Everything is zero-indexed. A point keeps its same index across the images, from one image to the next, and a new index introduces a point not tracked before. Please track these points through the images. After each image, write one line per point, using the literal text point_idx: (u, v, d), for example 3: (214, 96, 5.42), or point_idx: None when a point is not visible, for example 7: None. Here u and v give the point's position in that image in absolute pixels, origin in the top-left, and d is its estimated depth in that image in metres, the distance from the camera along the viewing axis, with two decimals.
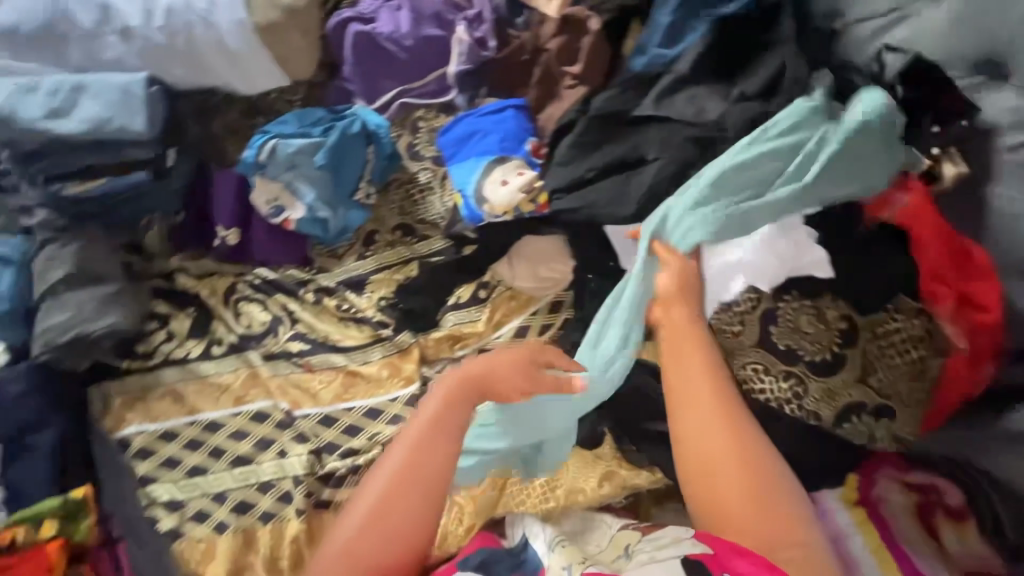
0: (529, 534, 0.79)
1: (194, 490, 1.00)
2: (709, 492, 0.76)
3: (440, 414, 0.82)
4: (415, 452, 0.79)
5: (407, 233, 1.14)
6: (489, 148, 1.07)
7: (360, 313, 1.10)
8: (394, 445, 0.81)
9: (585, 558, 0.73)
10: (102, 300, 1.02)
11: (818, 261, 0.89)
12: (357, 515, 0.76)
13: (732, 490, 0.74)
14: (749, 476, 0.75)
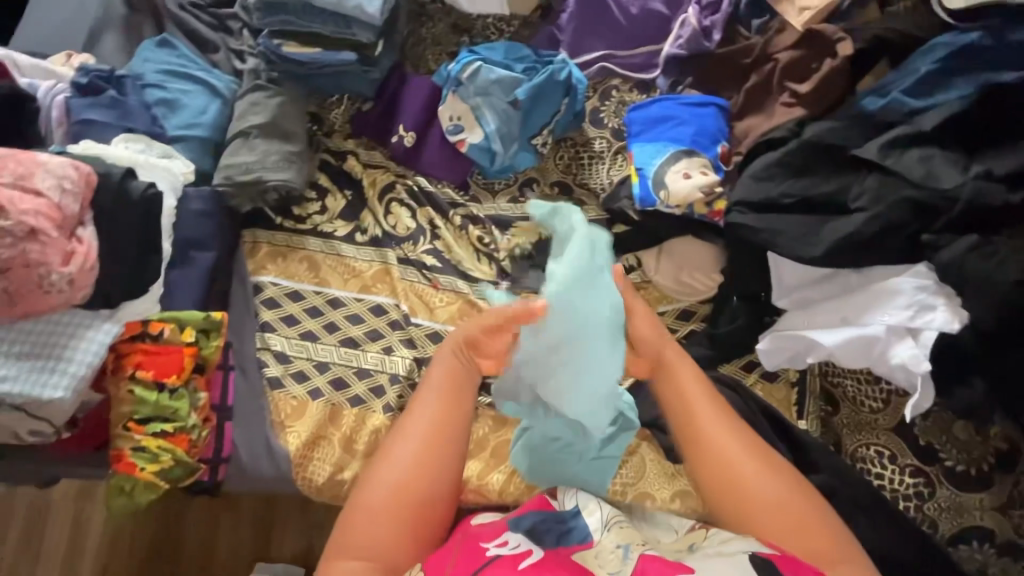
0: (583, 507, 0.69)
1: (302, 352, 1.05)
2: (721, 480, 0.67)
3: (460, 378, 0.74)
4: (440, 421, 0.70)
5: (563, 193, 1.14)
6: (681, 137, 1.04)
7: (497, 252, 1.10)
8: (418, 412, 0.71)
9: (642, 543, 0.65)
10: (283, 156, 1.08)
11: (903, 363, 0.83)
12: (387, 486, 0.67)
13: (746, 477, 0.66)
14: (755, 463, 0.67)
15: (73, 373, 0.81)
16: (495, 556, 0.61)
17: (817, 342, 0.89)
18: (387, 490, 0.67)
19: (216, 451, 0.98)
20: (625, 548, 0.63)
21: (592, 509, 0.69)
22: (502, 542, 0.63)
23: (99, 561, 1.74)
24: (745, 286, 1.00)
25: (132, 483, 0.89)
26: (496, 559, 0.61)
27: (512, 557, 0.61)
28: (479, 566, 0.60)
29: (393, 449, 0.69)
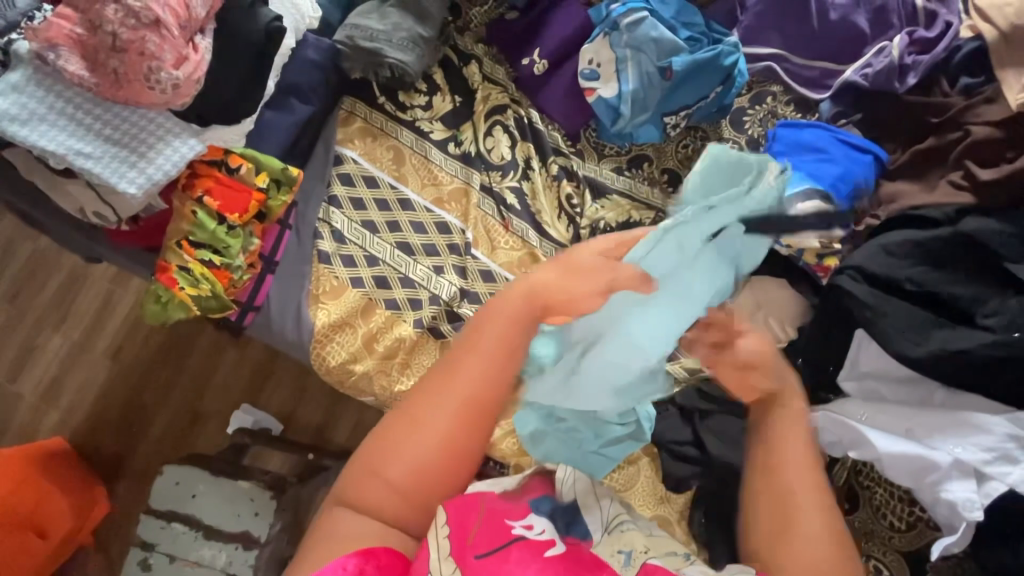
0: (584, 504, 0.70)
1: (358, 238, 1.03)
2: (778, 506, 0.64)
3: (501, 362, 0.64)
4: (469, 404, 0.64)
5: (672, 183, 1.06)
6: (822, 175, 0.93)
7: (581, 219, 1.04)
8: (451, 378, 0.65)
9: (644, 550, 0.67)
10: (410, 36, 1.01)
11: (952, 501, 0.76)
12: (416, 444, 0.64)
13: (802, 504, 0.63)
14: (815, 502, 0.63)
15: (149, 175, 0.79)
16: (520, 536, 0.63)
17: (869, 440, 0.82)
18: (410, 461, 0.64)
19: (250, 298, 0.99)
20: (625, 555, 0.66)
21: (593, 506, 0.69)
22: (526, 525, 0.65)
23: (114, 343, 1.87)
24: (815, 357, 0.92)
25: (164, 297, 0.88)
26: (520, 538, 0.63)
27: (536, 542, 0.63)
28: (504, 543, 0.62)
29: (418, 419, 0.64)
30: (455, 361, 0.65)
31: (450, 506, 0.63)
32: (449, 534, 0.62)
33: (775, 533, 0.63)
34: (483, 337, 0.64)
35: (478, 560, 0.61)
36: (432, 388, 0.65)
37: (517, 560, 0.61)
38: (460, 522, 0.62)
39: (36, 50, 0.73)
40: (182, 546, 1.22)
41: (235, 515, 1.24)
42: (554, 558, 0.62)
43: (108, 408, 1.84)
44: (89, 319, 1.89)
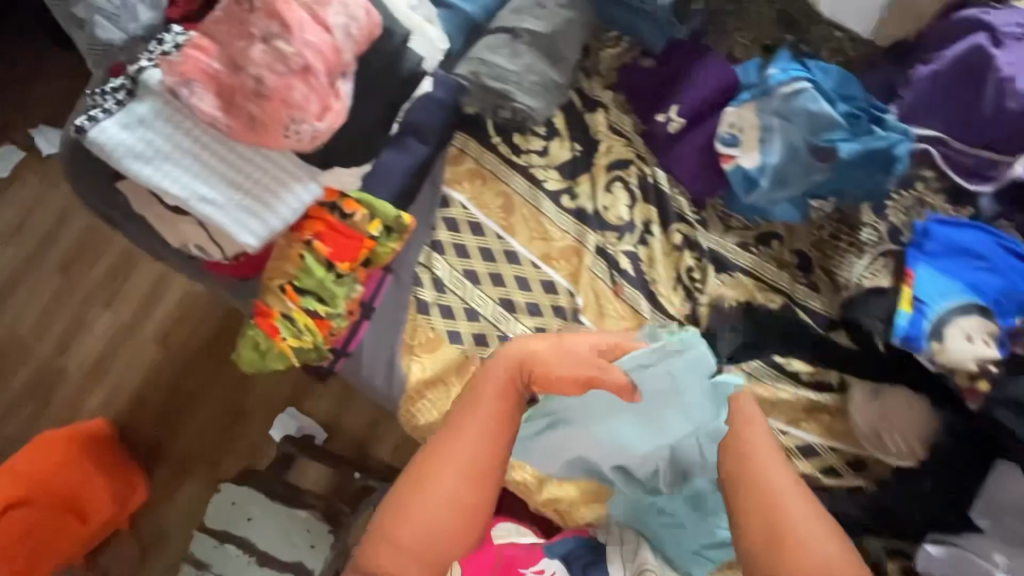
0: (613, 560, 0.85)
1: (458, 289, 0.96)
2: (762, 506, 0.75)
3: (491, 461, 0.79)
4: (476, 458, 0.78)
5: (801, 267, 0.98)
6: (981, 287, 0.85)
7: (701, 295, 0.97)
8: (443, 457, 0.78)
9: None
10: (540, 80, 0.93)
11: None
12: (427, 510, 0.76)
13: (801, 523, 0.73)
14: (809, 511, 0.75)
15: (269, 225, 0.72)
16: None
17: None
18: (422, 526, 0.75)
19: (344, 343, 0.93)
20: None
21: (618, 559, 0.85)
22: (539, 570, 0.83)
23: (162, 329, 1.84)
24: (947, 477, 0.87)
25: (264, 345, 0.83)
26: None
27: None
28: None
29: (423, 483, 0.78)
30: (445, 440, 0.80)
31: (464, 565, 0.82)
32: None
33: (772, 534, 0.73)
34: (481, 402, 0.81)
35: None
36: (431, 466, 0.78)
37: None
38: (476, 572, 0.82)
39: (169, 83, 0.67)
40: (234, 570, 1.19)
41: (291, 544, 1.21)
42: None
43: (151, 394, 1.81)
44: (139, 302, 1.86)
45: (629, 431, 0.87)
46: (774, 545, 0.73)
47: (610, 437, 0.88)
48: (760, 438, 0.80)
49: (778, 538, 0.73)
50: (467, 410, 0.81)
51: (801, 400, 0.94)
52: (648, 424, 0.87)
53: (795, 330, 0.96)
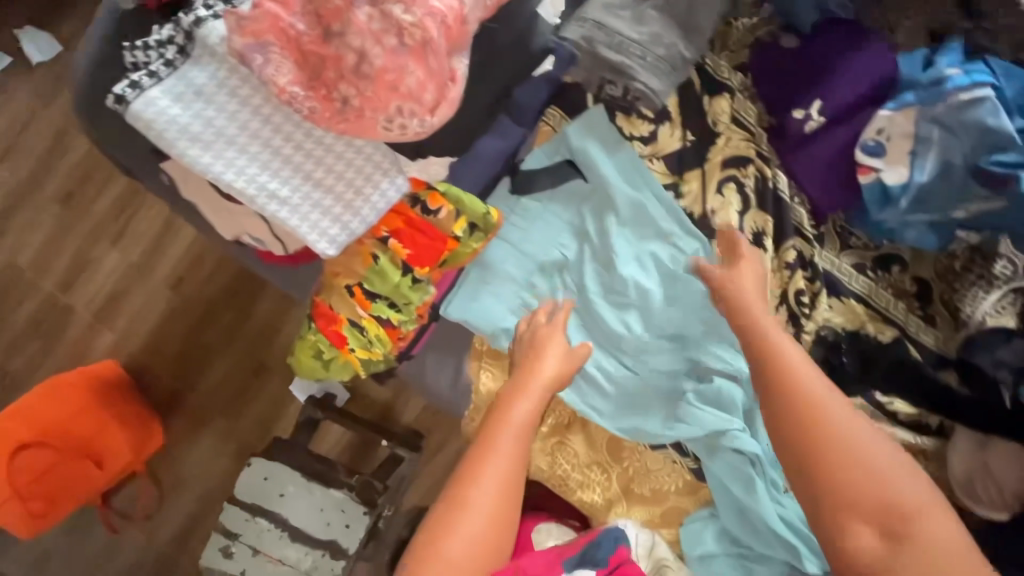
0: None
1: (539, 292, 0.85)
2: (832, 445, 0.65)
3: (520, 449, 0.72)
4: (511, 473, 0.70)
5: (920, 296, 0.88)
6: None
7: (806, 323, 0.86)
8: (482, 476, 0.69)
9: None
10: (669, 57, 0.79)
11: None
12: (458, 539, 0.66)
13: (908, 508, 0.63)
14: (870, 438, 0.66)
15: (352, 231, 0.61)
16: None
17: None
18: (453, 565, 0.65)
19: (406, 348, 0.83)
20: None
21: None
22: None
23: (178, 273, 1.73)
24: None
25: (326, 355, 0.72)
26: None
27: None
28: None
29: (466, 500, 0.68)
30: (483, 455, 0.71)
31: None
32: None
33: (811, 436, 0.66)
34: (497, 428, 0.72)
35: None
36: (465, 486, 0.69)
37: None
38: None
39: (238, 45, 0.53)
40: (267, 543, 1.17)
41: (325, 523, 1.18)
42: None
43: (165, 341, 1.72)
44: (153, 242, 1.73)
45: (651, 397, 0.84)
46: (807, 436, 0.66)
47: (630, 409, 0.85)
48: (834, 403, 0.67)
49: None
50: (519, 394, 0.75)
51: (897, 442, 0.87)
52: (668, 391, 0.84)
53: (907, 369, 0.86)
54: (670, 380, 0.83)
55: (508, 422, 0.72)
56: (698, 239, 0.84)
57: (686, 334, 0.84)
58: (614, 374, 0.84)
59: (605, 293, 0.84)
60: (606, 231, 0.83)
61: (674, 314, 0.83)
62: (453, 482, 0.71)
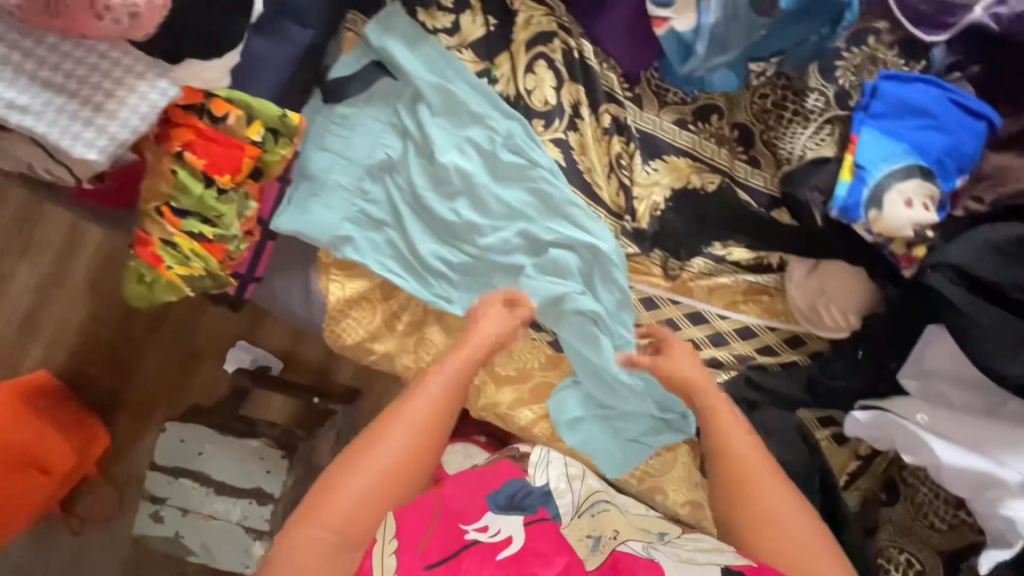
0: (556, 488, 0.81)
1: (371, 196, 0.87)
2: (714, 449, 0.75)
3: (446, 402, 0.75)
4: (435, 407, 0.75)
5: (742, 141, 0.91)
6: (926, 148, 0.80)
7: (632, 185, 0.89)
8: (406, 409, 0.74)
9: (615, 535, 0.74)
10: None
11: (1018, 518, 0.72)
12: (372, 461, 0.70)
13: (757, 476, 0.71)
14: (743, 441, 0.75)
15: (112, 134, 0.64)
16: (474, 540, 0.68)
17: (926, 445, 0.78)
18: (361, 489, 0.68)
19: (248, 271, 0.85)
20: (593, 540, 0.73)
21: (563, 492, 0.81)
22: (483, 526, 0.70)
23: (91, 274, 1.72)
24: (877, 347, 0.87)
25: (148, 277, 0.74)
26: (473, 543, 0.67)
27: (490, 545, 0.68)
28: (456, 549, 0.66)
29: (387, 429, 0.73)
30: (409, 397, 0.75)
31: (399, 517, 0.68)
32: (398, 550, 0.65)
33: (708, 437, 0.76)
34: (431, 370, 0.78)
35: (431, 569, 0.64)
36: (389, 423, 0.73)
37: (470, 566, 0.64)
38: (411, 536, 0.66)
39: None
40: (194, 501, 1.21)
41: (248, 472, 1.22)
42: (506, 560, 0.66)
43: (93, 343, 1.73)
44: (60, 248, 1.71)
45: (496, 277, 0.87)
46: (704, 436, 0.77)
47: (478, 292, 0.88)
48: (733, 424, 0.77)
49: (744, 489, 0.71)
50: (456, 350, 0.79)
51: (740, 284, 0.91)
52: (510, 269, 0.87)
53: (741, 212, 0.88)
54: (510, 257, 0.87)
55: (435, 376, 0.77)
56: (514, 118, 0.86)
57: (519, 214, 0.87)
58: (455, 261, 0.87)
59: (432, 184, 0.87)
60: (421, 124, 0.85)
61: (503, 193, 0.86)
62: (380, 421, 0.75)
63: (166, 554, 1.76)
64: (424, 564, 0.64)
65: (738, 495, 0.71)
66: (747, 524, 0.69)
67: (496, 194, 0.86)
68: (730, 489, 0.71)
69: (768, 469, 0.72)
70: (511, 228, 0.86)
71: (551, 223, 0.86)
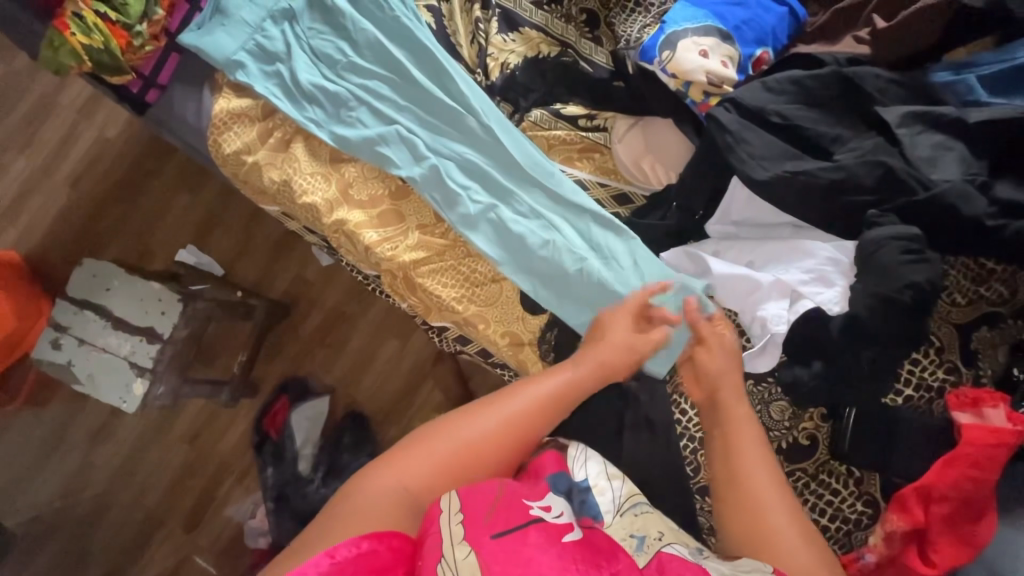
0: (595, 485, 0.79)
1: (264, 32, 1.01)
2: (731, 469, 0.72)
3: (509, 433, 0.74)
4: (497, 436, 0.74)
5: (588, 23, 1.05)
6: (728, 15, 0.91)
7: (487, 45, 1.03)
8: (462, 430, 0.74)
9: (659, 536, 0.74)
10: None
11: (772, 317, 0.77)
12: (414, 461, 0.71)
13: (761, 484, 0.70)
14: (763, 477, 0.71)
15: None
16: (538, 517, 0.65)
17: (707, 266, 0.85)
18: (443, 449, 0.72)
19: (153, 74, 1.01)
20: (638, 540, 0.73)
21: (603, 490, 0.78)
22: (546, 506, 0.67)
23: (76, 172, 1.92)
24: (687, 198, 0.90)
25: (56, 40, 0.91)
26: (539, 520, 0.64)
27: (555, 525, 0.64)
28: (523, 523, 0.63)
29: (449, 430, 0.74)
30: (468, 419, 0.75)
31: (463, 495, 0.66)
32: (464, 521, 0.63)
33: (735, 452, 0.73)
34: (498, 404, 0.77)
35: (495, 539, 0.61)
36: (443, 431, 0.74)
37: (536, 540, 0.61)
38: (476, 510, 0.64)
39: None
40: (92, 333, 1.31)
41: (144, 312, 1.33)
42: (572, 544, 0.62)
43: (63, 233, 1.91)
44: (56, 148, 1.94)
45: (362, 113, 0.99)
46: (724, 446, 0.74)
47: (343, 121, 0.99)
48: (756, 446, 0.73)
49: (762, 511, 0.68)
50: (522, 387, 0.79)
51: (575, 139, 1.01)
52: (384, 117, 0.98)
53: (577, 77, 1.01)
54: (385, 107, 0.98)
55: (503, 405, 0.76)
56: None
57: (393, 73, 0.99)
58: (329, 89, 0.99)
59: (324, 30, 1.02)
60: None
61: (412, 93, 0.98)
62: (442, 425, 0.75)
63: (79, 439, 1.82)
64: (492, 533, 0.61)
65: (752, 515, 0.68)
66: (754, 532, 0.68)
67: (410, 91, 0.98)
68: (739, 498, 0.70)
69: (777, 488, 0.70)
70: (394, 93, 0.99)
71: (497, 170, 0.95)
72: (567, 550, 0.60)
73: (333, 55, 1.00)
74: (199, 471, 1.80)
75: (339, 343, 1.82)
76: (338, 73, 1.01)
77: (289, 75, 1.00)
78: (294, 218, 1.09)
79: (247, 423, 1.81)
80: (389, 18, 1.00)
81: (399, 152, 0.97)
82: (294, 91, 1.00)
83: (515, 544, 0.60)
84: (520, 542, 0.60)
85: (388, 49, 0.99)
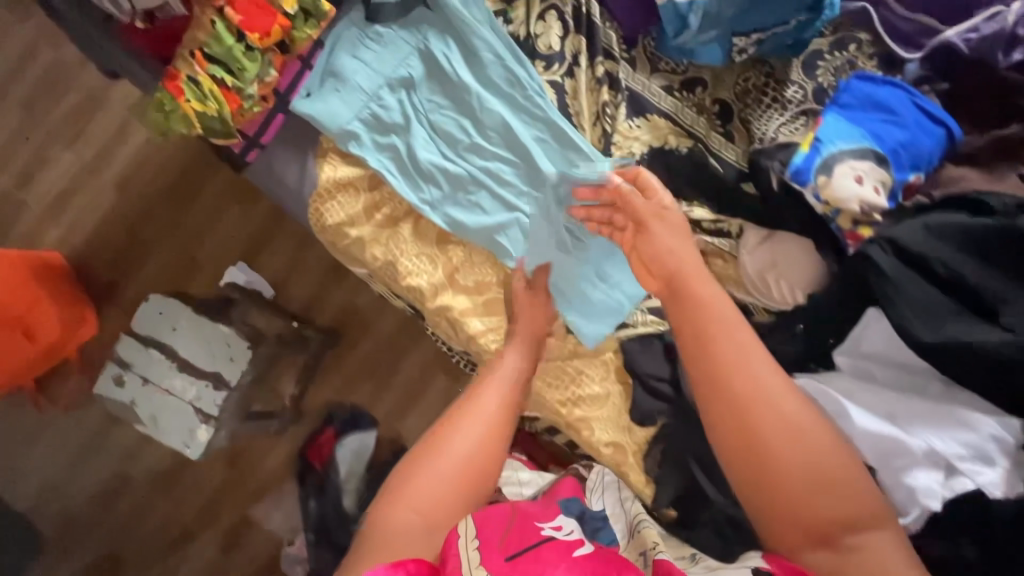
0: (611, 514, 0.84)
1: (381, 100, 0.95)
2: (751, 459, 0.69)
3: (489, 425, 0.80)
4: (483, 423, 0.79)
5: (720, 115, 0.99)
6: (886, 137, 0.85)
7: (613, 132, 0.97)
8: (447, 445, 0.76)
9: (656, 546, 0.74)
10: None
11: (925, 492, 0.75)
12: (410, 491, 0.72)
13: (779, 448, 0.68)
14: (784, 443, 0.69)
15: None
16: (550, 536, 0.62)
17: (850, 415, 0.80)
18: (438, 470, 0.75)
19: (256, 135, 0.96)
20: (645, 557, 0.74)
21: (618, 517, 0.83)
22: (558, 526, 0.66)
23: (124, 172, 1.84)
24: (818, 326, 0.87)
25: (167, 105, 0.86)
26: (551, 538, 0.61)
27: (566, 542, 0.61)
28: (536, 542, 0.60)
29: (438, 442, 0.77)
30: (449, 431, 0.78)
31: (478, 523, 0.64)
32: (480, 546, 0.60)
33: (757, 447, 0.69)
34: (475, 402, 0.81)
35: (511, 560, 0.57)
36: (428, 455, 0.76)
37: (549, 556, 0.57)
38: (491, 536, 0.61)
39: None
40: None
41: None
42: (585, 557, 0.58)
43: (107, 236, 1.83)
44: (102, 144, 1.84)
45: (482, 198, 0.94)
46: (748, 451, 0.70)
47: (458, 205, 0.95)
48: (771, 414, 0.70)
49: (771, 478, 0.68)
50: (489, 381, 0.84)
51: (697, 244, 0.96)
52: (506, 203, 0.94)
53: (703, 176, 0.96)
54: (504, 193, 0.94)
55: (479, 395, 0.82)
56: (526, 68, 0.95)
57: (516, 153, 0.95)
58: (450, 171, 0.94)
59: (444, 103, 0.96)
60: (449, 58, 0.95)
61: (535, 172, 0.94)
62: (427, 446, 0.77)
63: (117, 450, 1.79)
64: (507, 556, 0.58)
65: (755, 469, 0.69)
66: (746, 457, 0.69)
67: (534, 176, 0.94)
68: (758, 478, 0.69)
69: (786, 440, 0.69)
70: (518, 179, 0.95)
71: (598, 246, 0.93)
72: (578, 560, 0.57)
73: (453, 132, 0.95)
74: (239, 491, 1.78)
75: (387, 375, 1.77)
76: (458, 153, 0.95)
77: (406, 149, 0.95)
78: (387, 288, 1.05)
79: (290, 449, 1.78)
80: (520, 100, 0.95)
81: (516, 243, 0.94)
82: (410, 166, 0.95)
83: (530, 560, 0.56)
84: (532, 561, 0.56)
85: (515, 132, 0.94)
